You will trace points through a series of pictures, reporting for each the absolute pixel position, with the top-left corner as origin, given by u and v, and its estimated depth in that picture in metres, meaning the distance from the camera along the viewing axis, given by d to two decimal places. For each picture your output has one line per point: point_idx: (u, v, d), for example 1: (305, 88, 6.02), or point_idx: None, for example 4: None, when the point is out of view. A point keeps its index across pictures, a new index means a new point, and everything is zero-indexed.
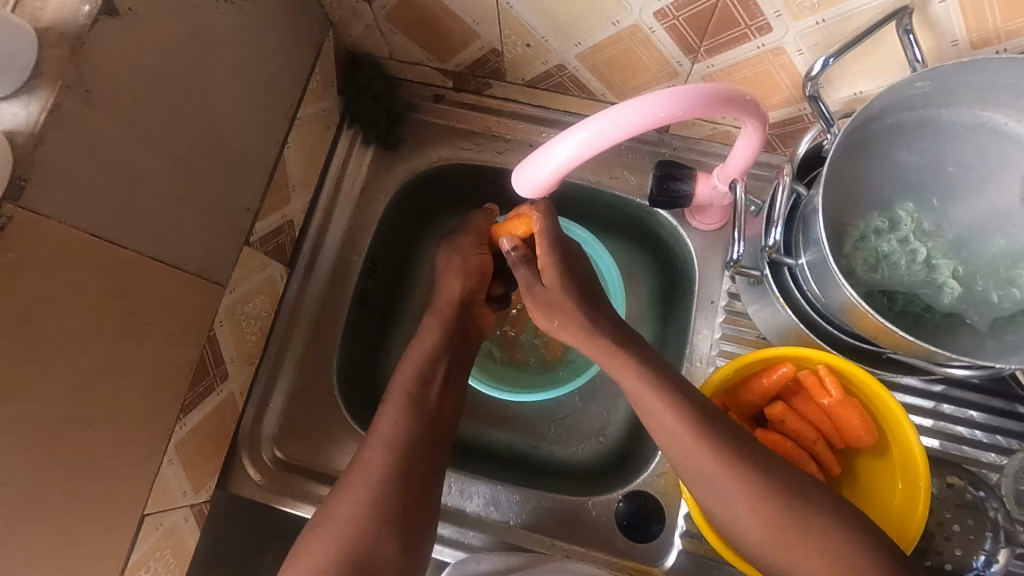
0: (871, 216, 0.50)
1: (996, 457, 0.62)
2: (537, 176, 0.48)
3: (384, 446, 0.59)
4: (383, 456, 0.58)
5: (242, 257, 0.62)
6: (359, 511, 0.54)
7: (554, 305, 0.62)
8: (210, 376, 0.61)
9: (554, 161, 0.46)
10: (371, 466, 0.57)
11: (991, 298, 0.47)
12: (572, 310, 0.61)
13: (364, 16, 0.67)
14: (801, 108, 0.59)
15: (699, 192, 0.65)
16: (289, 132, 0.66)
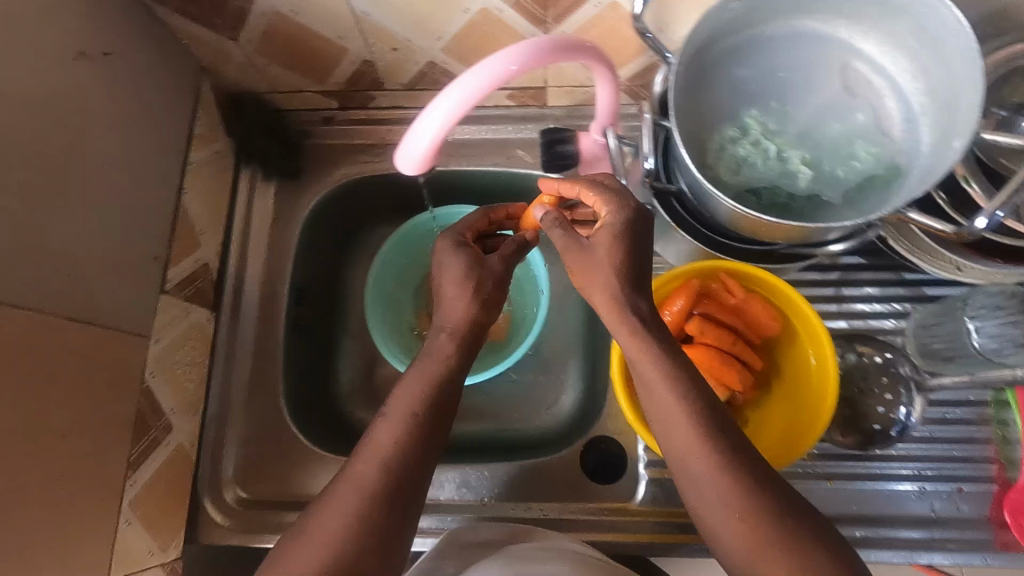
0: (725, 128, 0.56)
1: (895, 322, 0.69)
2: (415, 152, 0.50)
3: (376, 449, 0.50)
4: (375, 473, 0.49)
5: (161, 305, 0.63)
6: (331, 500, 0.48)
7: (589, 261, 0.50)
8: (153, 429, 0.61)
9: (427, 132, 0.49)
10: (359, 480, 0.49)
11: (839, 174, 0.54)
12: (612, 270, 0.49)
13: (233, 54, 0.69)
14: (648, 56, 0.66)
15: (584, 150, 0.69)
16: (183, 177, 0.67)
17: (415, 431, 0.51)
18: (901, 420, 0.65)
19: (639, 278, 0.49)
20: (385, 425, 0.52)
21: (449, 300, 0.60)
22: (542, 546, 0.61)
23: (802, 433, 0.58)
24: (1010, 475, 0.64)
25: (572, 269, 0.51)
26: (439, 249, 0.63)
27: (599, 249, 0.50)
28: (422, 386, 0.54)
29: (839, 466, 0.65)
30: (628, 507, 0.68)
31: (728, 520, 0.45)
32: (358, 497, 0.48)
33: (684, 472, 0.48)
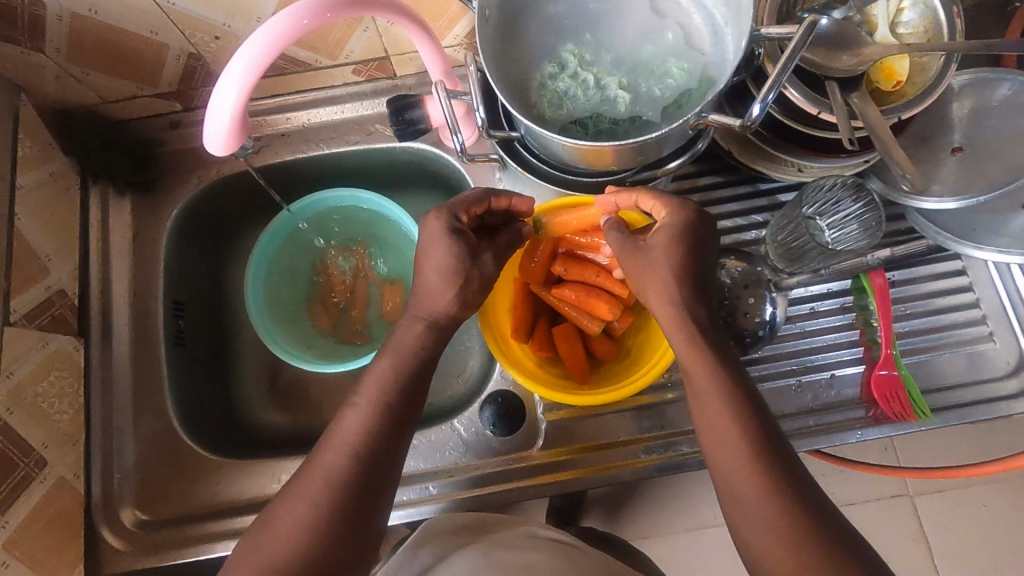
0: (544, 65, 0.56)
1: (756, 232, 0.73)
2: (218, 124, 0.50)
3: (343, 437, 0.49)
4: (342, 459, 0.48)
5: (8, 337, 0.60)
6: (298, 492, 0.47)
7: (662, 282, 0.51)
8: (20, 466, 0.58)
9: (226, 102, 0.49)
10: (328, 467, 0.48)
11: (655, 93, 0.56)
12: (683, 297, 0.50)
13: (46, 66, 0.65)
14: (472, 17, 0.65)
15: (432, 115, 0.70)
16: (13, 202, 0.64)
17: (384, 417, 0.50)
18: (767, 320, 0.67)
19: (691, 272, 0.51)
20: (349, 415, 0.51)
21: (432, 290, 0.56)
22: (516, 534, 0.63)
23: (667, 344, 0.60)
24: (874, 352, 0.67)
25: (631, 267, 0.54)
26: (431, 233, 0.57)
27: (655, 245, 0.53)
28: (390, 370, 0.53)
29: None
30: (530, 453, 0.69)
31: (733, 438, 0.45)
32: (324, 487, 0.47)
33: (694, 391, 0.49)
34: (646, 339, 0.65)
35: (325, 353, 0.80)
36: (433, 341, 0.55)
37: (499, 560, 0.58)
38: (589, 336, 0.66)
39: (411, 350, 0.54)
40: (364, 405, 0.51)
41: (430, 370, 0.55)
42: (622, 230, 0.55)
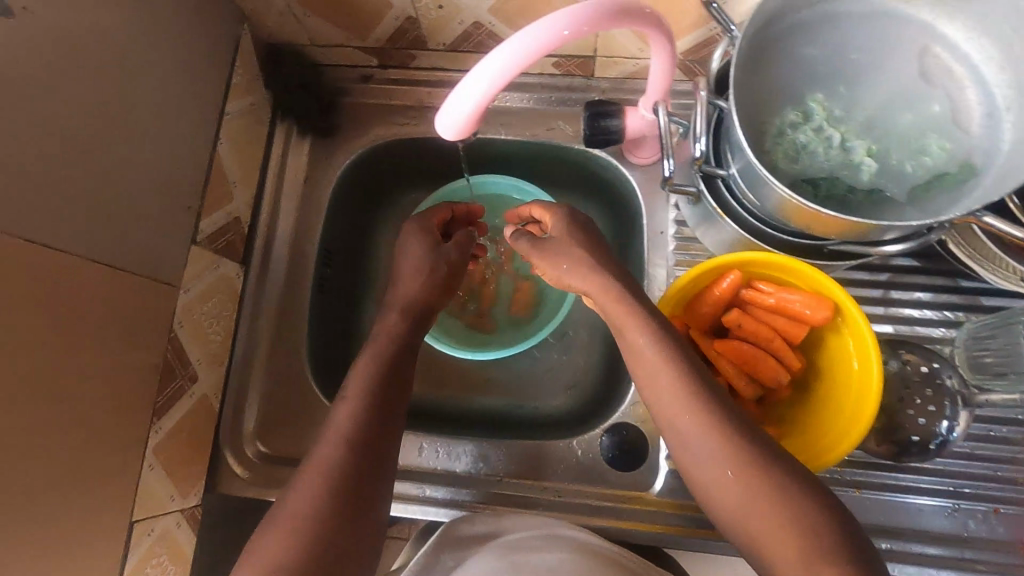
0: (786, 111, 0.52)
1: (945, 331, 0.66)
2: (468, 104, 0.46)
3: (340, 428, 0.53)
4: (337, 450, 0.51)
5: (191, 256, 0.63)
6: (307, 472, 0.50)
7: (569, 259, 0.59)
8: (178, 378, 0.62)
9: (488, 79, 0.45)
10: (330, 457, 0.51)
11: (906, 169, 0.50)
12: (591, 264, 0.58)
13: (274, 3, 0.67)
14: (711, 28, 0.62)
15: (630, 125, 0.67)
16: (219, 128, 0.66)
17: (359, 422, 0.54)
18: (940, 434, 0.60)
19: (600, 257, 0.59)
20: (342, 410, 0.55)
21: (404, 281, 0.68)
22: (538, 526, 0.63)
23: (835, 441, 0.54)
24: None
25: (540, 259, 0.62)
26: (407, 230, 0.71)
27: (556, 236, 0.61)
28: (370, 364, 0.58)
29: (865, 472, 0.63)
30: (644, 496, 0.67)
31: (718, 462, 0.48)
32: (320, 479, 0.49)
33: (657, 410, 0.53)
34: (804, 419, 0.60)
35: (455, 334, 0.81)
36: (403, 323, 0.65)
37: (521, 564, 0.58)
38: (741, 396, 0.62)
39: (376, 371, 0.58)
40: (347, 404, 0.55)
41: (404, 383, 0.60)
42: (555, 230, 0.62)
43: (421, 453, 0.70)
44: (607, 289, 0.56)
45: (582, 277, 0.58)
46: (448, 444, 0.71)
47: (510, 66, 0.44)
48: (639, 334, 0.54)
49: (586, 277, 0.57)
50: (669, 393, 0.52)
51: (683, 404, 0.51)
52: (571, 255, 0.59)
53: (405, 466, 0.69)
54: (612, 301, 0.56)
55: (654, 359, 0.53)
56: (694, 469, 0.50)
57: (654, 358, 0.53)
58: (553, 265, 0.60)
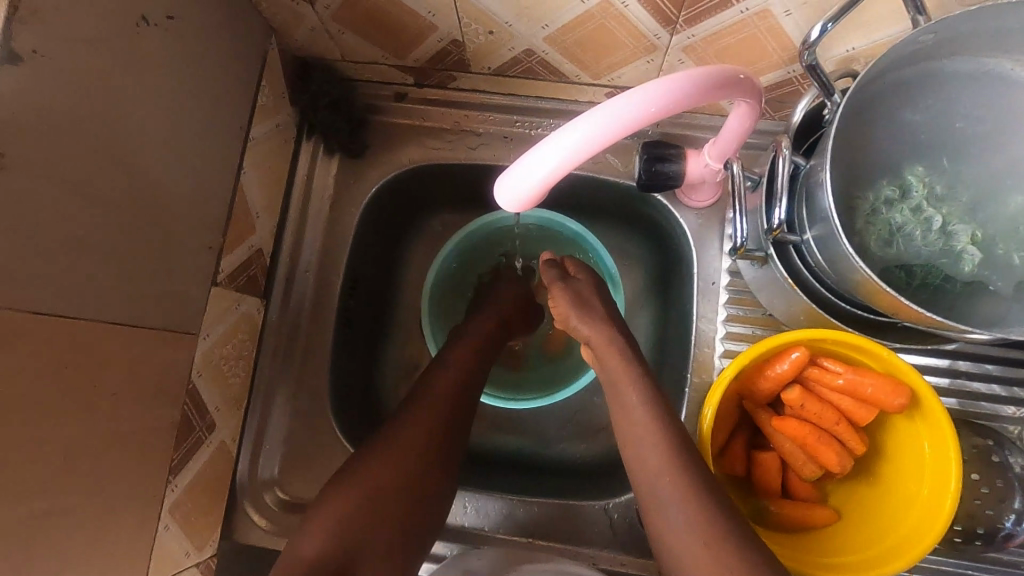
0: (881, 185, 0.48)
1: (1015, 409, 0.61)
2: (543, 171, 0.41)
3: (383, 467, 0.54)
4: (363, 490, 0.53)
5: (212, 298, 0.58)
6: (329, 510, 0.52)
7: (582, 301, 0.61)
8: (196, 429, 0.58)
9: (570, 148, 0.39)
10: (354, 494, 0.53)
11: (1013, 260, 0.45)
12: (600, 313, 0.61)
13: (307, 18, 0.60)
14: (790, 70, 0.56)
15: (689, 170, 0.61)
16: (244, 156, 0.61)
17: (395, 475, 0.54)
18: (1007, 526, 0.56)
19: (611, 312, 0.62)
20: (384, 454, 0.55)
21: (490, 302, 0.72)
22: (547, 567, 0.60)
23: (890, 550, 0.51)
24: None
25: (562, 292, 0.62)
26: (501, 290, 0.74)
27: (581, 284, 0.63)
28: (440, 396, 0.60)
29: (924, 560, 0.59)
30: None
31: (690, 526, 0.48)
32: (339, 518, 0.51)
33: (637, 463, 0.53)
34: (864, 506, 0.57)
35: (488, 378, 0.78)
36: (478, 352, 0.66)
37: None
38: (794, 474, 0.59)
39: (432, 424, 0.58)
40: (388, 452, 0.56)
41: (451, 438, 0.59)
42: (587, 280, 0.64)
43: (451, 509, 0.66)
44: (604, 335, 0.59)
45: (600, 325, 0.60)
46: (477, 500, 0.67)
47: (597, 139, 0.39)
48: (633, 388, 0.55)
49: (595, 324, 0.60)
50: (652, 447, 0.52)
51: (664, 458, 0.51)
52: (592, 306, 0.61)
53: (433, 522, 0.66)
54: (609, 351, 0.58)
55: (645, 415, 0.54)
56: (668, 531, 0.49)
57: (646, 416, 0.54)
58: (563, 301, 0.62)
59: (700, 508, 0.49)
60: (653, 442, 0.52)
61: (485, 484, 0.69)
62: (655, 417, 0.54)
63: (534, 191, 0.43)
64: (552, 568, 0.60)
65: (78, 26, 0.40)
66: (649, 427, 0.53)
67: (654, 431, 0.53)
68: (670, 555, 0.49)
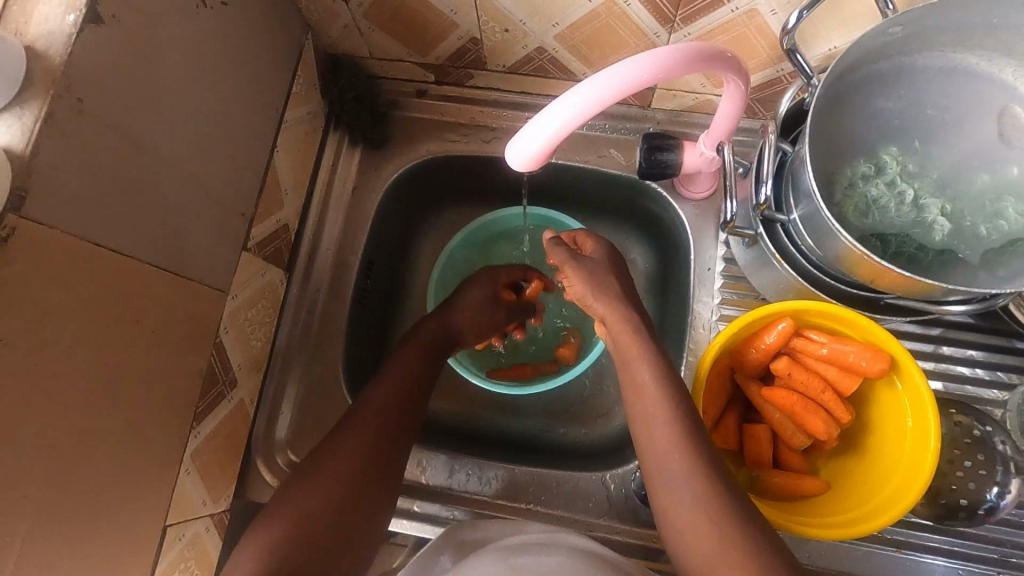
0: (858, 163, 0.52)
1: (998, 393, 0.63)
2: (560, 123, 0.46)
3: (364, 439, 0.56)
4: (343, 449, 0.55)
5: (242, 262, 0.63)
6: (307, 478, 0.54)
7: (598, 280, 0.62)
8: (219, 383, 0.62)
9: (590, 94, 0.44)
10: (333, 457, 0.55)
11: (980, 232, 0.49)
12: (615, 290, 0.62)
13: (341, 15, 0.67)
14: (780, 68, 0.61)
15: (687, 161, 0.66)
16: (277, 136, 0.67)
17: (375, 424, 0.57)
18: (990, 500, 0.58)
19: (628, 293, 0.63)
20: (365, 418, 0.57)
21: (463, 309, 0.71)
22: (541, 533, 0.61)
23: (877, 509, 0.54)
24: None
25: (576, 273, 0.63)
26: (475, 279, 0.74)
27: (597, 264, 0.64)
28: (402, 378, 0.61)
29: (909, 533, 0.61)
30: None
31: (694, 504, 0.50)
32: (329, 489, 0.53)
33: (646, 441, 0.55)
34: (853, 475, 0.59)
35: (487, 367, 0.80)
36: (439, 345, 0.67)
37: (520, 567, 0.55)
38: (784, 443, 0.62)
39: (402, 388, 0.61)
40: (368, 406, 0.59)
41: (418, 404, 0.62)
42: (600, 260, 0.65)
43: (452, 475, 0.70)
44: (616, 313, 0.60)
45: (616, 303, 0.61)
46: (479, 468, 0.70)
47: (619, 85, 0.44)
48: (646, 370, 0.57)
49: (613, 304, 0.60)
50: (664, 427, 0.54)
51: (674, 437, 0.53)
52: (607, 283, 0.62)
53: (436, 487, 0.69)
54: (626, 332, 0.59)
55: (656, 396, 0.55)
56: (672, 507, 0.51)
57: (656, 394, 0.55)
58: (576, 277, 0.63)
59: (702, 476, 0.51)
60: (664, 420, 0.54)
61: (489, 456, 0.73)
62: (666, 399, 0.55)
63: (547, 145, 0.47)
64: (550, 535, 0.61)
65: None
66: (655, 400, 0.56)
67: (664, 413, 0.54)
68: (675, 530, 0.51)
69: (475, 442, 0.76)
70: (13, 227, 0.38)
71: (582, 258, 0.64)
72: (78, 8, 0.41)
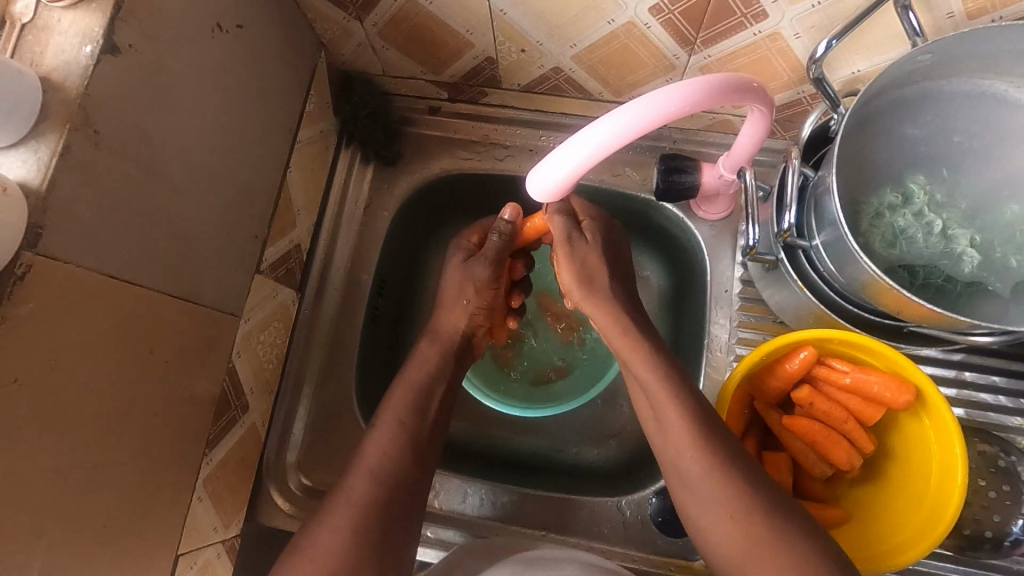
0: (884, 192, 0.51)
1: (1022, 420, 0.62)
2: (603, 140, 0.44)
3: (375, 458, 0.56)
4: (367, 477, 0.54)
5: (254, 285, 0.62)
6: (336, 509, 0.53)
7: (589, 271, 0.60)
8: (232, 408, 0.61)
9: (606, 135, 0.44)
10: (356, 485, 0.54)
11: (1010, 263, 0.49)
12: (603, 282, 0.60)
13: (355, 34, 0.66)
14: (800, 90, 0.60)
15: (704, 182, 0.65)
16: (290, 157, 0.66)
17: (399, 441, 0.57)
18: (1015, 532, 0.57)
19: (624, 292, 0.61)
20: (398, 444, 0.57)
21: (448, 303, 0.68)
22: (559, 549, 0.61)
23: (898, 545, 0.53)
24: None
25: (568, 259, 0.60)
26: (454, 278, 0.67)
27: (587, 250, 0.60)
28: (404, 399, 0.60)
29: (932, 565, 0.60)
30: (693, 566, 0.65)
31: (719, 509, 0.50)
32: (370, 514, 0.52)
33: (659, 436, 0.55)
34: (874, 505, 0.59)
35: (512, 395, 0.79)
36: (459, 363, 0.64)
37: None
38: (805, 472, 0.61)
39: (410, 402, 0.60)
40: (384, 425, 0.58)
41: (420, 413, 0.60)
42: (595, 242, 0.60)
43: (465, 499, 0.69)
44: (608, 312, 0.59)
45: (604, 300, 0.60)
46: (491, 492, 0.70)
47: (636, 124, 0.43)
48: (646, 369, 0.56)
49: (602, 305, 0.60)
50: (679, 428, 0.53)
51: (688, 438, 0.52)
52: (604, 288, 0.60)
53: (449, 512, 0.68)
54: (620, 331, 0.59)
55: (660, 395, 0.54)
56: (697, 515, 0.51)
57: (659, 396, 0.54)
58: (569, 268, 0.60)
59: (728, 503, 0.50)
60: (673, 421, 0.53)
61: (502, 478, 0.72)
62: (672, 399, 0.54)
63: (635, 125, 0.44)
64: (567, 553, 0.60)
65: (167, 27, 0.46)
66: (663, 401, 0.54)
67: (673, 411, 0.54)
68: (700, 533, 0.51)
69: (487, 463, 0.75)
70: (28, 264, 0.37)
71: (578, 242, 0.60)
72: (95, 38, 0.40)
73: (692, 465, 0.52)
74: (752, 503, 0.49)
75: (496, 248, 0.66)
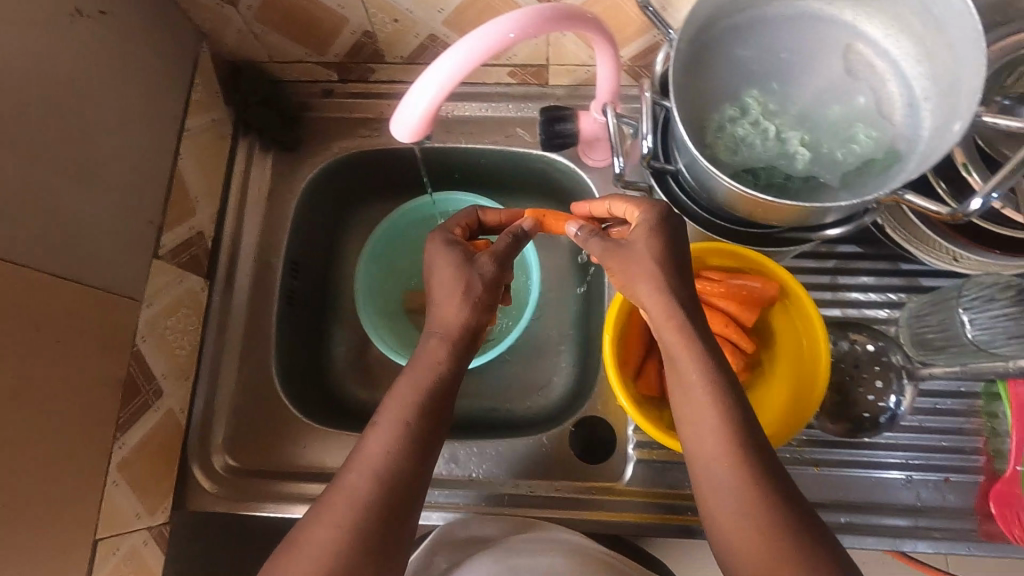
0: (724, 107, 0.57)
1: (889, 312, 0.69)
2: (445, 73, 0.48)
3: (371, 457, 0.47)
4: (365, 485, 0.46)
5: (154, 270, 0.63)
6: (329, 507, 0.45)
7: (638, 266, 0.49)
8: (142, 393, 0.61)
9: (447, 68, 0.48)
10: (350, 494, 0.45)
11: (837, 156, 0.55)
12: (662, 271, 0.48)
13: (232, 20, 0.68)
14: (653, 35, 0.66)
15: (584, 129, 0.70)
16: (179, 144, 0.67)
17: (405, 440, 0.48)
18: (889, 409, 0.64)
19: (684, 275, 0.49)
20: (375, 435, 0.48)
21: (442, 303, 0.55)
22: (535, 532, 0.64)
23: (782, 424, 0.59)
24: (999, 466, 0.64)
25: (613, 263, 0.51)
26: (445, 278, 0.55)
27: (639, 247, 0.50)
28: (414, 388, 0.50)
29: (823, 451, 0.66)
30: (615, 486, 0.68)
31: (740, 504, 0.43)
32: (339, 518, 0.45)
33: (697, 435, 0.46)
34: (763, 401, 0.63)
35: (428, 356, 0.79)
36: (449, 351, 0.52)
37: (517, 567, 0.61)
38: None
39: (420, 393, 0.50)
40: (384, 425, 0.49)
41: (426, 415, 0.49)
42: (644, 237, 0.50)
43: None
44: (670, 313, 0.47)
45: (656, 292, 0.48)
46: None
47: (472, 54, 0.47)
48: (698, 369, 0.46)
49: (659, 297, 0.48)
50: (716, 423, 0.45)
51: (727, 443, 0.44)
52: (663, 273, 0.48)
53: None
54: (669, 327, 0.47)
55: (705, 397, 0.45)
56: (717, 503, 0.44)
57: (709, 393, 0.45)
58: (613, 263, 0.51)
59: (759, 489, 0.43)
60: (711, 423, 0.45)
61: None
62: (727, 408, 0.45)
63: (478, 54, 0.47)
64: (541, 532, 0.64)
65: None
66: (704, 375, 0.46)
67: (715, 414, 0.45)
68: (722, 538, 0.43)
69: None
70: None
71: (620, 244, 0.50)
72: None
73: (720, 450, 0.44)
74: (761, 474, 0.44)
75: (503, 247, 0.57)
